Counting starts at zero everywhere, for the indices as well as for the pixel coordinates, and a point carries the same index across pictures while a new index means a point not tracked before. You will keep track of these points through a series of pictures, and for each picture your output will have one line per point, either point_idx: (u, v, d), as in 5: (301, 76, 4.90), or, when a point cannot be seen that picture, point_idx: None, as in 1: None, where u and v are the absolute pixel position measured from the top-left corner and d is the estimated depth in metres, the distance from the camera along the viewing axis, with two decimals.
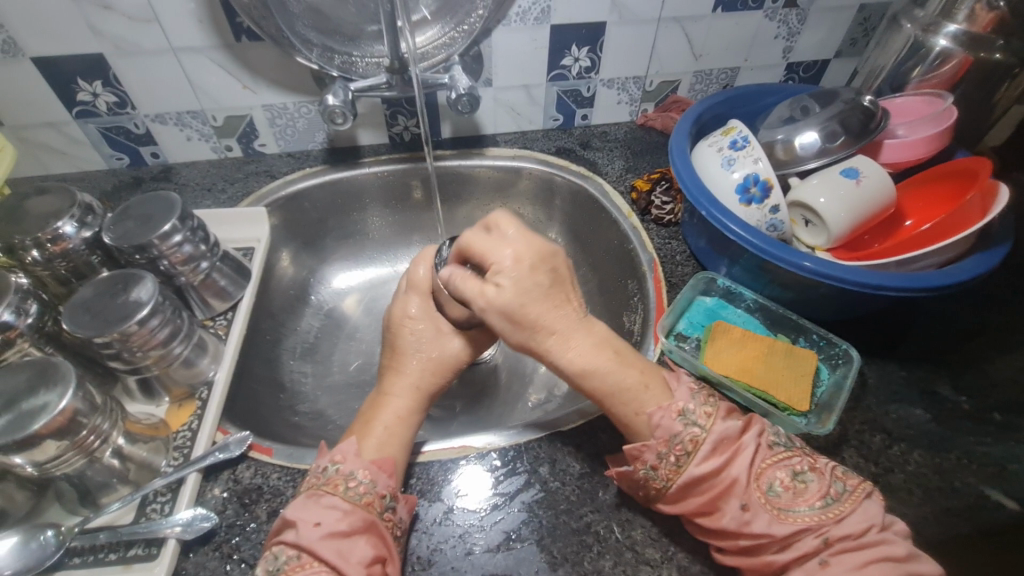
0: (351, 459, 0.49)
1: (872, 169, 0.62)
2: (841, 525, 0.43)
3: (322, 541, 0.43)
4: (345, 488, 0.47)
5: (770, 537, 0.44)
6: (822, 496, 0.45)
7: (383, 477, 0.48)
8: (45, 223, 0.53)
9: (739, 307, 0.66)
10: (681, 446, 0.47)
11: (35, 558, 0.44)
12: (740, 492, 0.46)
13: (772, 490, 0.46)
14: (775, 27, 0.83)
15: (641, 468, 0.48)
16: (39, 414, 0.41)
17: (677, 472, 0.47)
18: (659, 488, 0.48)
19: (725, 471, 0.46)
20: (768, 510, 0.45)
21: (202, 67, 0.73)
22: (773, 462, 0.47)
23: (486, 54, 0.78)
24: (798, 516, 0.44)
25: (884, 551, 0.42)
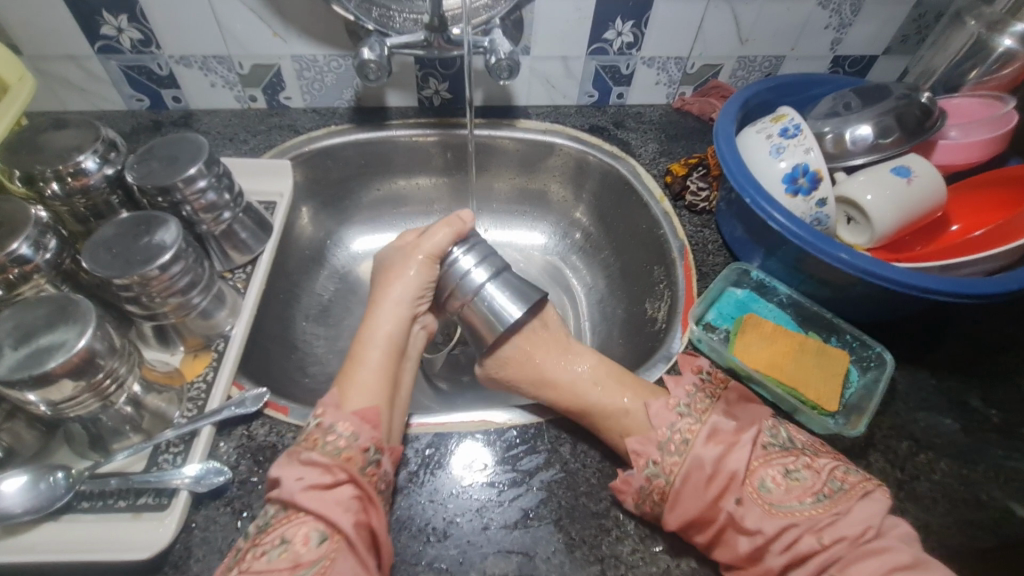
0: (331, 412, 0.49)
1: (924, 168, 0.60)
2: (840, 525, 0.43)
3: (304, 494, 0.43)
4: (324, 444, 0.46)
5: (764, 537, 0.44)
6: (814, 493, 0.45)
7: (365, 430, 0.47)
8: (65, 156, 0.51)
9: (771, 301, 0.64)
10: (679, 436, 0.49)
11: (45, 499, 0.43)
12: (735, 489, 0.46)
13: (764, 488, 0.46)
14: (827, 16, 0.80)
15: (644, 467, 0.48)
16: (57, 352, 0.39)
17: (677, 464, 0.47)
18: (662, 485, 0.47)
19: (722, 467, 0.47)
20: (761, 506, 0.45)
21: (232, 9, 0.70)
22: (764, 461, 0.47)
23: (528, 20, 0.75)
24: (789, 511, 0.44)
25: (885, 553, 0.41)
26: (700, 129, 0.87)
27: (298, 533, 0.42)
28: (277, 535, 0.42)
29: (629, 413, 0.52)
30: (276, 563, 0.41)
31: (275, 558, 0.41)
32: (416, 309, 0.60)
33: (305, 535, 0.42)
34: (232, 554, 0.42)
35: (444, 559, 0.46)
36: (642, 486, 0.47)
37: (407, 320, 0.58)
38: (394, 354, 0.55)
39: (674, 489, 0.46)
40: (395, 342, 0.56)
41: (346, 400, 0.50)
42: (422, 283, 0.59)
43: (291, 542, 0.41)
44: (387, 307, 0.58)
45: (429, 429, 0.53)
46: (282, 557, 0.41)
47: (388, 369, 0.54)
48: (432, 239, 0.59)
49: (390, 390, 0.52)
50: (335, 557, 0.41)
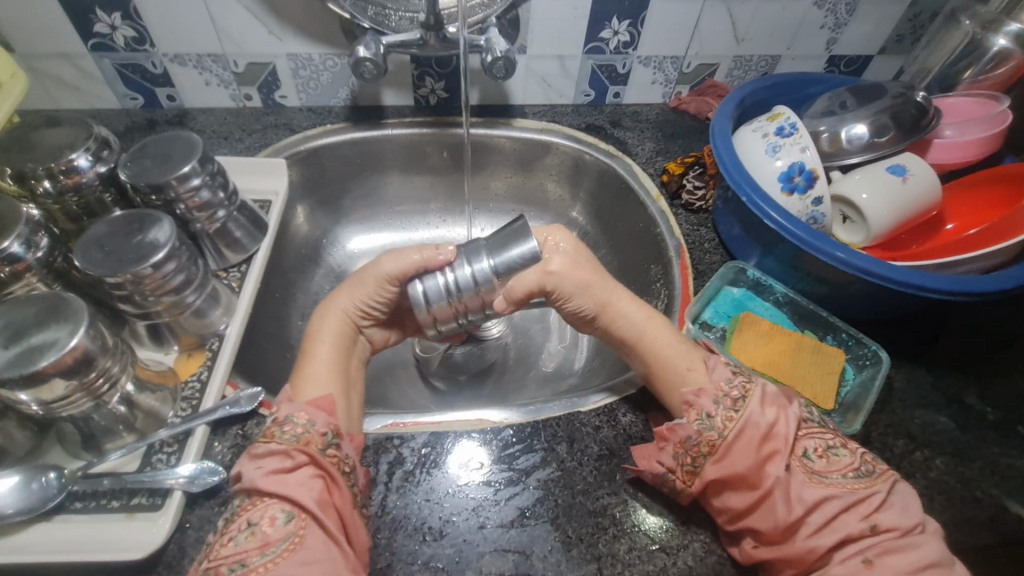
0: (284, 406, 0.47)
1: (919, 167, 0.60)
2: (883, 515, 0.42)
3: (265, 480, 0.42)
4: (281, 433, 0.45)
5: (806, 506, 0.43)
6: (855, 470, 0.45)
7: (320, 416, 0.46)
8: (57, 154, 0.50)
9: (767, 299, 0.64)
10: (737, 391, 0.48)
11: (38, 499, 0.42)
12: (784, 454, 0.45)
13: (807, 457, 0.46)
14: (823, 15, 0.80)
15: (695, 418, 0.48)
16: (48, 350, 0.39)
17: (732, 419, 0.47)
18: (715, 439, 0.46)
19: (775, 431, 0.46)
20: (804, 473, 0.45)
21: (227, 8, 0.69)
22: (807, 432, 0.47)
23: (524, 19, 0.75)
24: (831, 483, 0.44)
25: (921, 543, 0.41)
26: (696, 128, 0.87)
27: (264, 516, 0.41)
28: (242, 521, 0.41)
29: (683, 365, 0.52)
30: (244, 546, 0.40)
31: (243, 541, 0.40)
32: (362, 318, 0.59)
33: (272, 517, 0.41)
34: (202, 546, 0.42)
35: (440, 558, 0.45)
36: (691, 436, 0.47)
37: (352, 322, 0.57)
38: (343, 349, 0.55)
39: (726, 442, 0.46)
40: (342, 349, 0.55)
41: (300, 392, 0.50)
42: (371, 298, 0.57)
43: (258, 525, 0.41)
44: (333, 308, 0.57)
45: (425, 429, 0.53)
46: (249, 539, 0.40)
47: (337, 365, 0.53)
48: (386, 263, 0.56)
49: (343, 380, 0.52)
50: (303, 533, 0.41)
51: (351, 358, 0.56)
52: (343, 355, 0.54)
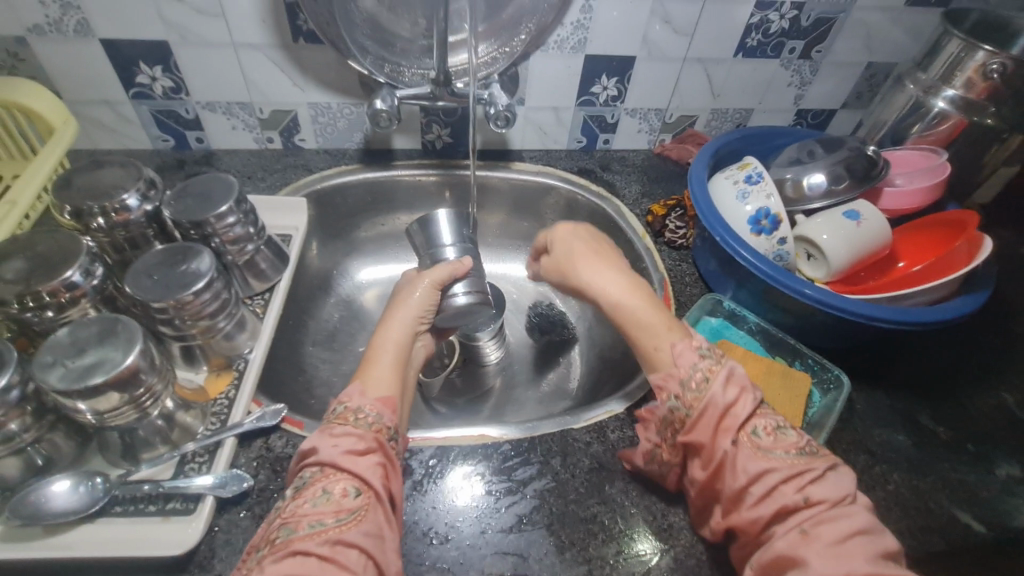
0: (357, 398, 0.53)
1: (872, 213, 0.67)
2: (818, 488, 0.45)
3: (341, 457, 0.48)
4: (355, 419, 0.51)
5: (749, 477, 0.46)
6: (798, 447, 0.48)
7: (387, 412, 0.52)
8: (111, 193, 0.57)
9: (742, 328, 0.70)
10: (701, 374, 0.51)
11: (84, 502, 0.47)
12: (732, 432, 0.48)
13: (755, 434, 0.48)
14: (789, 75, 0.90)
15: (666, 399, 0.52)
16: (106, 367, 0.44)
17: (697, 399, 0.50)
18: (682, 417, 0.51)
19: (731, 411, 0.49)
20: (750, 448, 0.47)
21: (257, 63, 0.77)
22: (759, 412, 0.50)
23: (523, 75, 0.84)
24: (774, 458, 0.47)
25: (851, 515, 0.43)
26: (678, 172, 0.96)
27: (337, 488, 0.46)
28: (318, 488, 0.46)
29: (650, 343, 0.56)
30: (320, 509, 0.44)
31: (318, 505, 0.45)
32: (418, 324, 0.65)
33: (343, 489, 0.46)
34: (274, 510, 0.46)
35: (445, 560, 0.50)
36: (665, 415, 0.52)
37: (409, 335, 0.63)
38: (402, 360, 0.59)
39: (691, 419, 0.50)
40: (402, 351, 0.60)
41: (369, 388, 0.54)
42: (423, 303, 0.65)
43: (331, 493, 0.45)
44: (395, 321, 0.63)
45: (431, 443, 0.58)
46: (325, 504, 0.45)
47: (395, 372, 0.58)
48: (434, 271, 0.67)
49: (400, 386, 0.57)
50: (367, 509, 0.45)
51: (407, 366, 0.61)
52: (402, 363, 0.59)
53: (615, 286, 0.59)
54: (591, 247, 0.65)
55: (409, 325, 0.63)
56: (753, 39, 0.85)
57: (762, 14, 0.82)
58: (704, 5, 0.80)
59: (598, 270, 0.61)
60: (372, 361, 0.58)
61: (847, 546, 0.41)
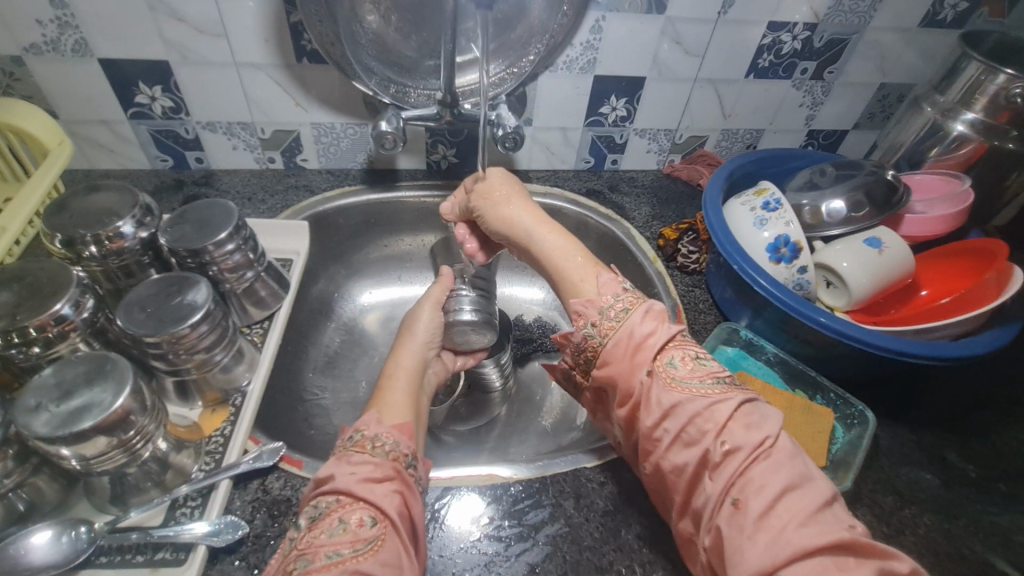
0: (373, 425, 0.50)
1: (894, 240, 0.65)
2: (737, 432, 0.44)
3: (359, 485, 0.45)
4: (372, 447, 0.48)
5: (662, 407, 0.47)
6: (714, 378, 0.48)
7: (404, 439, 0.50)
8: (104, 220, 0.55)
9: (759, 358, 0.68)
10: (621, 304, 0.54)
11: (67, 554, 0.44)
12: (646, 363, 0.50)
13: (672, 366, 0.50)
14: (801, 96, 0.89)
15: (582, 326, 0.54)
16: (94, 410, 0.42)
17: (612, 327, 0.53)
18: (596, 345, 0.53)
19: (647, 342, 0.51)
20: (663, 379, 0.49)
21: (259, 82, 0.75)
22: (678, 345, 0.51)
23: (531, 96, 0.82)
24: (688, 387, 0.48)
25: (775, 462, 0.42)
26: (688, 193, 0.94)
27: (353, 516, 0.43)
28: (334, 518, 0.43)
29: (577, 277, 0.57)
30: (337, 539, 0.41)
31: (335, 535, 0.41)
32: (428, 349, 0.64)
33: (359, 518, 0.43)
34: (288, 541, 0.43)
35: None
36: (580, 342, 0.55)
37: (421, 361, 0.63)
38: (415, 386, 0.59)
39: (604, 347, 0.52)
40: (414, 377, 0.60)
41: (385, 416, 0.53)
42: (427, 328, 0.65)
43: (348, 523, 0.42)
44: (405, 350, 0.63)
45: (439, 483, 0.55)
46: (341, 533, 0.41)
47: (409, 399, 0.57)
48: (434, 289, 0.68)
49: (414, 413, 0.56)
50: (384, 538, 0.42)
51: (421, 392, 0.60)
52: (415, 388, 0.58)
53: (533, 215, 0.62)
54: (509, 190, 0.65)
55: (418, 351, 0.63)
56: (765, 59, 0.83)
57: (775, 35, 0.80)
58: (716, 26, 0.78)
59: (524, 210, 0.63)
60: (387, 391, 0.57)
61: (774, 508, 0.40)
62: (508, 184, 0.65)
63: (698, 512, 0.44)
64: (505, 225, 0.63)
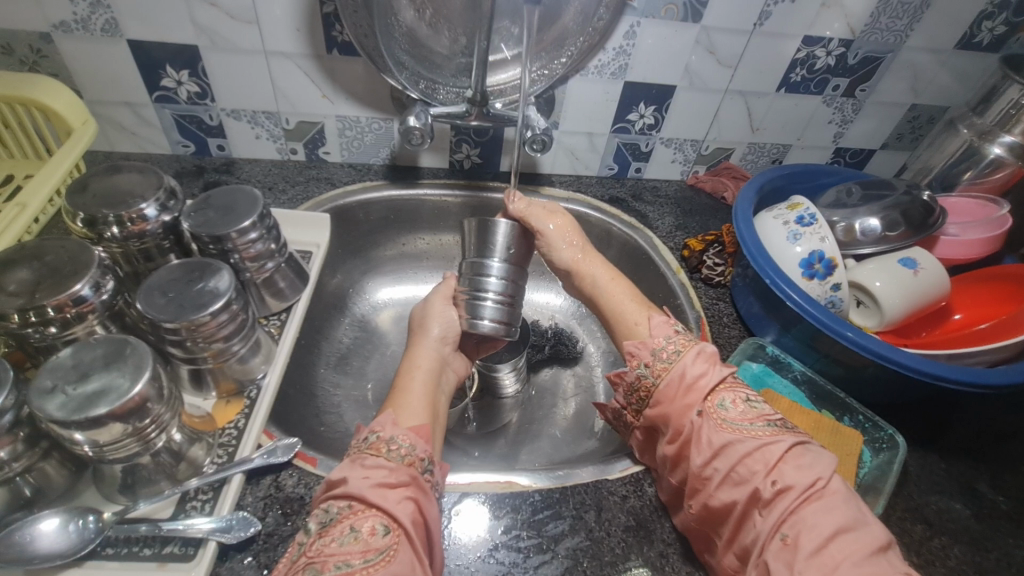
0: (390, 427, 0.49)
1: (930, 262, 0.64)
2: (788, 472, 0.46)
3: (371, 491, 0.43)
4: (387, 451, 0.47)
5: (714, 448, 0.49)
6: (765, 420, 0.50)
7: (421, 443, 0.48)
8: (127, 201, 0.53)
9: (786, 376, 0.66)
10: (673, 346, 0.56)
11: (73, 544, 0.42)
12: (697, 402, 0.52)
13: (722, 407, 0.51)
14: (831, 112, 0.88)
15: (636, 366, 0.56)
16: (110, 395, 0.40)
17: (666, 369, 0.54)
18: (650, 385, 0.55)
19: (698, 383, 0.53)
20: (715, 420, 0.50)
21: (288, 72, 0.74)
22: (728, 386, 0.53)
23: (559, 99, 0.81)
24: (740, 429, 0.49)
25: (827, 504, 0.43)
26: (712, 205, 0.93)
27: (365, 524, 0.42)
28: (345, 525, 0.41)
29: (632, 320, 0.61)
30: (347, 549, 0.40)
31: (346, 544, 0.40)
32: (443, 348, 0.63)
33: (372, 527, 0.41)
34: (297, 546, 0.42)
35: None
36: (633, 381, 0.56)
37: (438, 361, 0.61)
38: (433, 386, 0.57)
39: (658, 389, 0.54)
40: (430, 376, 0.58)
41: (401, 418, 0.51)
42: (441, 329, 0.63)
43: (360, 532, 0.41)
44: (421, 350, 0.61)
45: (456, 488, 0.53)
46: (352, 543, 0.40)
47: (426, 402, 0.55)
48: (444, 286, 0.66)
49: (432, 415, 0.54)
50: (397, 548, 0.41)
51: (440, 393, 0.59)
52: (431, 389, 0.57)
53: (598, 263, 0.67)
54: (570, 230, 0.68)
55: (433, 349, 0.61)
56: (797, 74, 0.82)
57: (809, 50, 0.79)
58: (751, 37, 0.77)
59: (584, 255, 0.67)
60: (404, 391, 0.55)
61: (827, 548, 0.41)
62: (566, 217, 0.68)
63: (746, 549, 0.45)
64: (573, 269, 0.67)
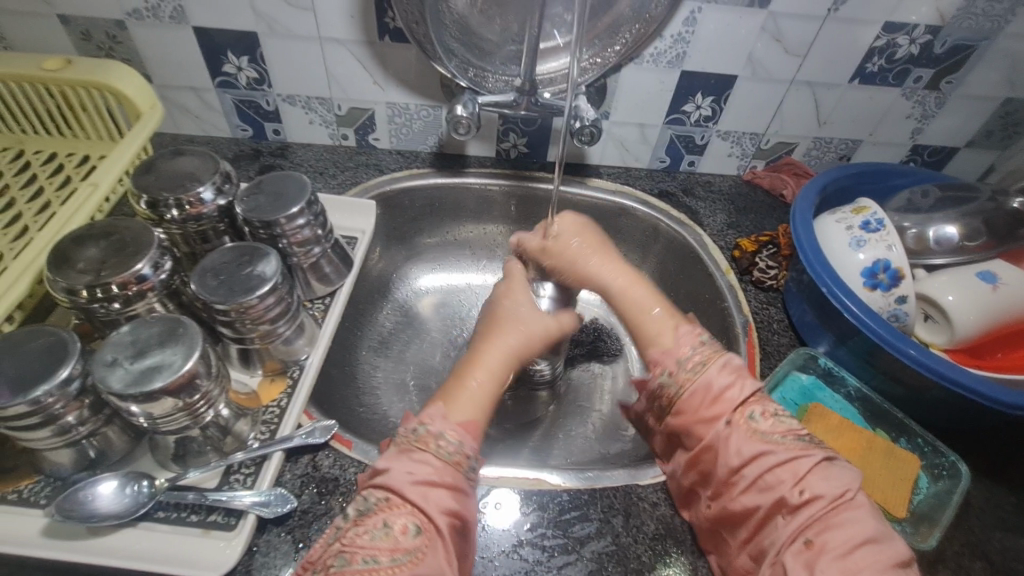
0: (438, 421, 0.48)
1: (1013, 276, 0.58)
2: (816, 483, 0.44)
3: (412, 487, 0.44)
4: (436, 447, 0.46)
5: (742, 457, 0.46)
6: (795, 433, 0.47)
7: (468, 440, 0.48)
8: (186, 185, 0.56)
9: (838, 391, 0.62)
10: (698, 357, 0.52)
11: (129, 506, 0.45)
12: (725, 412, 0.49)
13: (752, 418, 0.48)
14: (910, 106, 0.81)
15: (658, 374, 0.53)
16: (165, 371, 0.43)
17: (689, 379, 0.51)
18: (672, 394, 0.52)
19: (726, 394, 0.49)
20: (745, 430, 0.47)
21: (341, 58, 0.75)
22: (759, 396, 0.49)
23: (611, 87, 0.78)
24: (770, 439, 0.47)
25: (855, 516, 0.42)
26: (769, 203, 0.88)
27: (397, 522, 0.42)
28: (379, 519, 0.42)
29: (655, 329, 0.55)
30: (377, 544, 0.41)
31: (376, 539, 0.41)
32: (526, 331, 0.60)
33: (403, 526, 0.42)
34: (332, 530, 0.43)
35: None
36: (657, 387, 0.53)
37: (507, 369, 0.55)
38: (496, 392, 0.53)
39: (681, 397, 0.51)
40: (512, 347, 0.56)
41: (451, 412, 0.49)
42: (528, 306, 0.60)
43: (391, 529, 0.42)
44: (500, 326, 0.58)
45: (483, 482, 0.54)
46: (383, 538, 0.41)
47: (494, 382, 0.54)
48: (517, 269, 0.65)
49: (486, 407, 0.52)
50: (427, 550, 0.41)
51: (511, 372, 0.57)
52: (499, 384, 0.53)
53: (614, 269, 0.62)
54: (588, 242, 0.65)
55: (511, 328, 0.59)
56: (874, 64, 0.76)
57: (889, 38, 0.73)
58: (824, 24, 0.72)
59: (603, 259, 0.63)
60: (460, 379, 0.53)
61: (853, 558, 0.40)
62: (579, 229, 0.66)
63: (762, 550, 0.44)
64: (578, 278, 0.64)
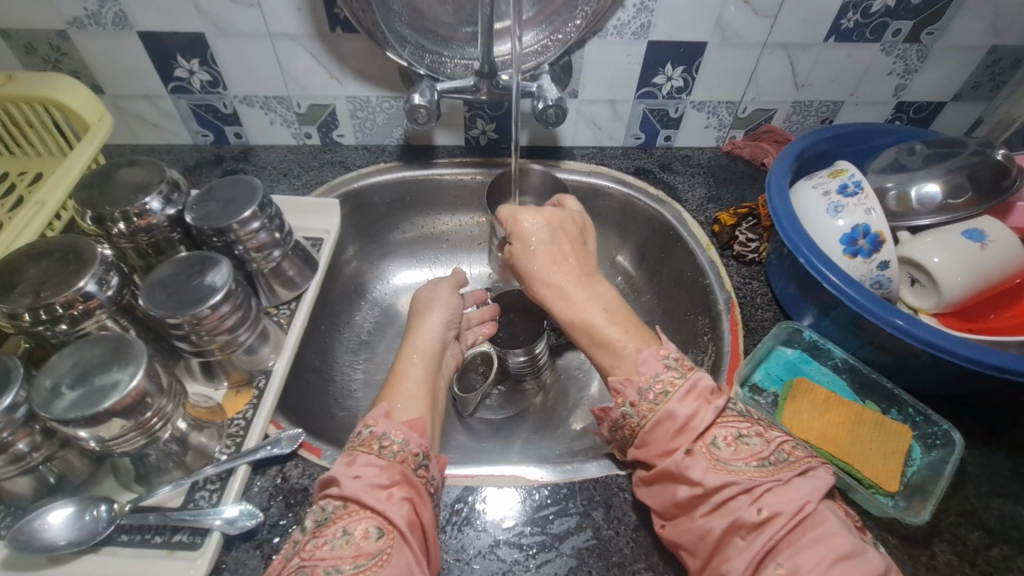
0: (382, 422, 0.48)
1: (1000, 233, 0.56)
2: (783, 506, 0.40)
3: (365, 491, 0.43)
4: (379, 448, 0.46)
5: (704, 489, 0.42)
6: (761, 458, 0.43)
7: (414, 437, 0.47)
8: (132, 197, 0.54)
9: (825, 364, 0.60)
10: (661, 386, 0.47)
11: (87, 532, 0.44)
12: (685, 442, 0.45)
13: (714, 445, 0.44)
14: (892, 62, 0.77)
15: (620, 404, 0.48)
16: (110, 391, 0.41)
17: (652, 410, 0.46)
18: (635, 428, 0.47)
19: (689, 424, 0.45)
20: (706, 459, 0.43)
21: (294, 54, 0.73)
22: (717, 420, 0.45)
23: (577, 64, 0.75)
24: (734, 469, 0.43)
25: (826, 537, 0.38)
26: (750, 172, 0.85)
27: (358, 527, 0.41)
28: (338, 528, 0.41)
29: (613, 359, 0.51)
30: (338, 553, 0.40)
31: (337, 548, 0.40)
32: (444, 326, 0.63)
33: (365, 530, 0.41)
34: (292, 545, 0.42)
35: None
36: (618, 419, 0.49)
37: (439, 341, 0.62)
38: (432, 370, 0.58)
39: (644, 429, 0.46)
40: (430, 359, 0.59)
41: (395, 411, 0.50)
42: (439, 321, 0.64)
43: (352, 535, 0.41)
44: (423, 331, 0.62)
45: (458, 482, 0.52)
46: (343, 547, 0.40)
47: (423, 388, 0.55)
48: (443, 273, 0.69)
49: (429, 404, 0.54)
50: (390, 551, 0.41)
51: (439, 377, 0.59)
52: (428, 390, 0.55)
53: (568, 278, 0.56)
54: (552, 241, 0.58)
55: (433, 334, 0.62)
56: (849, 19, 0.72)
57: None
58: None
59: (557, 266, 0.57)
60: (402, 376, 0.55)
61: None
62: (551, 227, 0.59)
63: None
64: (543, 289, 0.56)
